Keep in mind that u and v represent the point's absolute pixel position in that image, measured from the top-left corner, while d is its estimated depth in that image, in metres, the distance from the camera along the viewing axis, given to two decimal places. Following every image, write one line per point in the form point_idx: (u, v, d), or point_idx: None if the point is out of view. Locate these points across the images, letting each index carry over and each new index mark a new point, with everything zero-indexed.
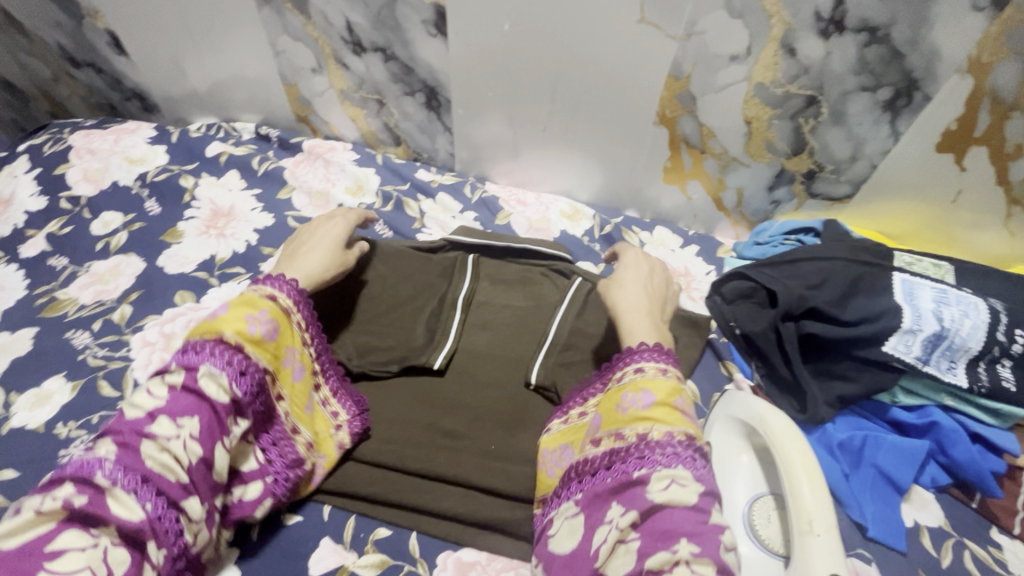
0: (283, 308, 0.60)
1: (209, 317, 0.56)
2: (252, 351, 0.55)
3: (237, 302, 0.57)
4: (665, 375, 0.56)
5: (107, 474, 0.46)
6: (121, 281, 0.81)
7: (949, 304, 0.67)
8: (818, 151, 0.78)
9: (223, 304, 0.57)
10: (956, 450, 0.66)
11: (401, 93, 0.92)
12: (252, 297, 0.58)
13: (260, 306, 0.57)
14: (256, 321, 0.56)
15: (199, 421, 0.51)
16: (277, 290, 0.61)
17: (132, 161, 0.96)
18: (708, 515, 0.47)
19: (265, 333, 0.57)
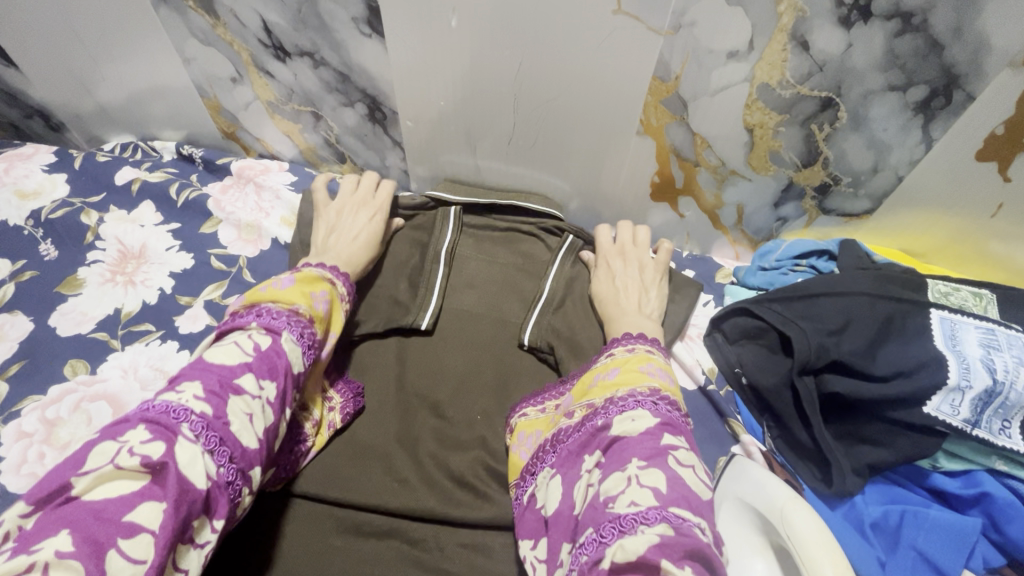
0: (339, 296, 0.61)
1: (276, 285, 0.55)
2: (318, 323, 0.55)
3: (301, 279, 0.57)
4: (631, 353, 0.58)
5: (192, 426, 0.40)
6: (2, 349, 0.67)
7: (1000, 351, 0.55)
8: (833, 162, 0.65)
9: (286, 277, 0.57)
10: (1012, 527, 0.54)
11: (339, 104, 0.77)
12: (314, 276, 0.59)
13: (320, 287, 0.59)
14: (320, 298, 0.57)
15: (276, 388, 0.47)
16: (332, 275, 0.62)
17: (25, 196, 0.81)
18: (660, 436, 0.46)
19: (327, 311, 0.57)
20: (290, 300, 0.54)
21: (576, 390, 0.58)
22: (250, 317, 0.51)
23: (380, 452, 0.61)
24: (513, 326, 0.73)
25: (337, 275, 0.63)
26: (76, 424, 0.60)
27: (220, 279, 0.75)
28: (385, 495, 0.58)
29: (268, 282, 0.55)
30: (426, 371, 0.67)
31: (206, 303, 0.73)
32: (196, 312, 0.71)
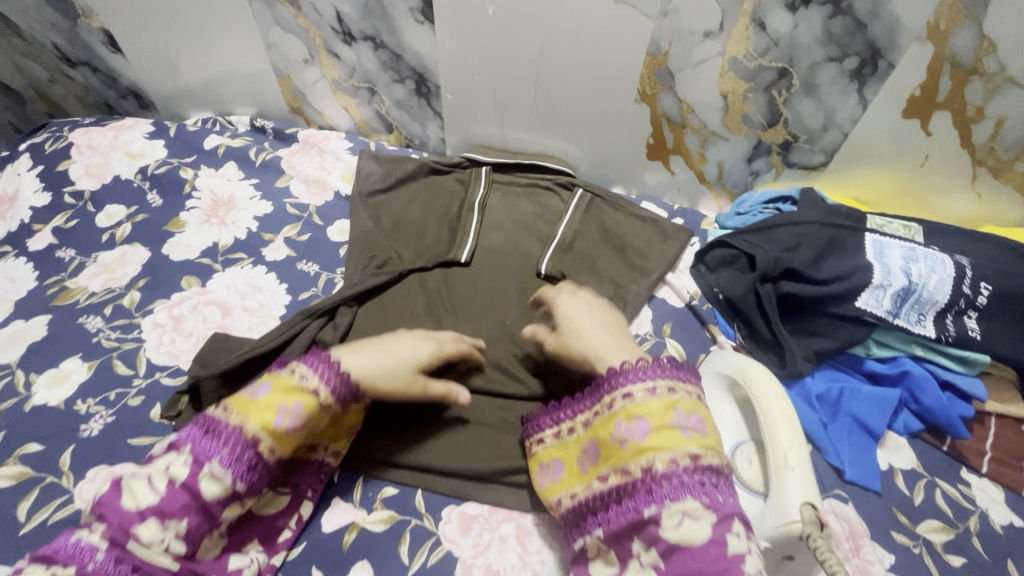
0: (325, 401, 0.53)
1: (249, 396, 0.52)
2: (273, 445, 0.52)
3: (277, 387, 0.52)
4: (654, 395, 0.51)
5: (97, 565, 0.46)
6: (128, 269, 0.84)
7: (918, 261, 0.71)
8: (792, 122, 0.82)
9: (266, 384, 0.53)
10: (926, 396, 0.70)
11: (392, 81, 0.95)
12: (287, 380, 0.52)
13: (295, 399, 0.52)
14: (286, 413, 0.51)
15: (187, 523, 0.49)
16: (317, 378, 0.53)
17: (132, 156, 0.99)
18: (729, 543, 0.44)
19: (291, 429, 0.52)
20: (245, 416, 0.51)
21: (598, 441, 0.54)
22: (188, 437, 0.51)
23: None
24: (533, 259, 0.86)
25: (324, 373, 0.53)
26: (196, 320, 0.76)
27: (294, 221, 0.92)
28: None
29: (251, 388, 0.53)
30: (458, 288, 0.83)
31: (285, 239, 0.89)
32: (278, 245, 0.88)
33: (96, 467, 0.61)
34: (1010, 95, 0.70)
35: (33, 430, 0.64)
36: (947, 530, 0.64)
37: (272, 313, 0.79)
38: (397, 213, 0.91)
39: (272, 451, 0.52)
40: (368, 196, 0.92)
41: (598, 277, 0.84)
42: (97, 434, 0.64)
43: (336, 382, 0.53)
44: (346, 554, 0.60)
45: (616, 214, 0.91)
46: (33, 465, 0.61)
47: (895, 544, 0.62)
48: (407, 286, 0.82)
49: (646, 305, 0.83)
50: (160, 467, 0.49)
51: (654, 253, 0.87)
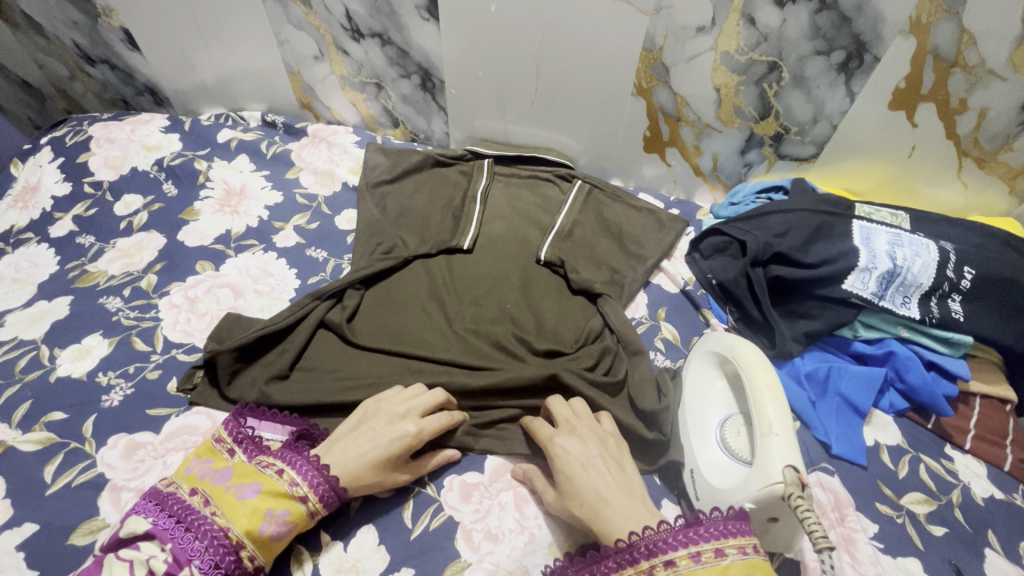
0: (310, 509, 0.56)
1: (234, 496, 0.54)
2: (256, 551, 0.53)
3: (265, 488, 0.56)
4: (699, 563, 0.48)
5: None
6: (145, 254, 0.87)
7: (902, 246, 0.74)
8: (782, 114, 0.85)
9: (254, 483, 0.56)
10: (911, 375, 0.72)
11: (398, 77, 0.99)
12: (277, 487, 0.56)
13: (285, 504, 0.55)
14: (274, 518, 0.54)
15: None
16: (307, 485, 0.56)
17: (150, 148, 1.03)
18: None
19: (275, 535, 0.54)
20: (231, 517, 0.53)
21: None
22: (168, 535, 0.51)
23: (432, 327, 0.78)
24: (533, 246, 0.90)
25: (312, 479, 0.57)
26: (211, 301, 0.80)
27: (304, 210, 0.96)
28: (431, 350, 0.76)
29: (235, 488, 0.55)
30: (459, 273, 0.86)
31: (295, 227, 0.93)
32: (288, 233, 0.92)
33: (118, 434, 0.65)
34: (992, 87, 0.72)
35: (57, 400, 0.68)
36: (930, 502, 0.66)
37: (282, 295, 0.83)
38: (403, 203, 0.94)
39: (252, 558, 0.53)
40: (375, 186, 0.95)
41: (596, 263, 0.87)
42: (118, 405, 0.68)
43: (325, 490, 0.57)
44: (351, 517, 0.62)
45: (614, 204, 0.95)
46: (58, 432, 0.65)
47: (878, 514, 0.65)
48: (412, 270, 0.85)
49: (642, 290, 0.86)
50: (139, 560, 0.50)
51: (649, 240, 0.90)
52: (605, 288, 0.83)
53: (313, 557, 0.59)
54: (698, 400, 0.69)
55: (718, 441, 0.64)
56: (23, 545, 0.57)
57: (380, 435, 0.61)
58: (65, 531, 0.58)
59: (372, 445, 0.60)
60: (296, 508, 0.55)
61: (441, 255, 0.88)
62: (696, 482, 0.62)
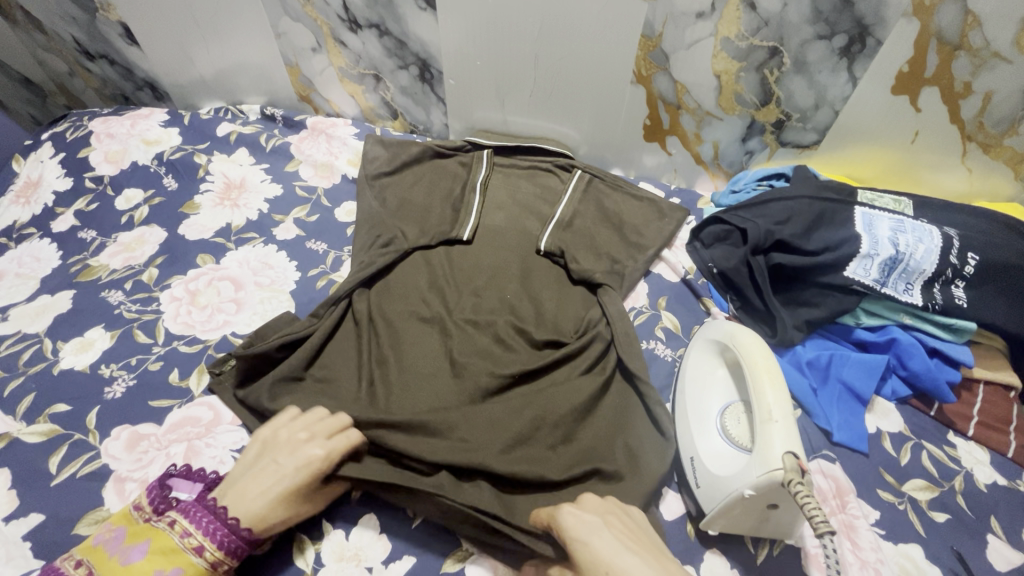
0: (208, 563, 0.53)
1: (119, 563, 0.52)
2: None
3: (153, 548, 0.53)
4: None
5: None
6: (147, 248, 0.88)
7: (905, 232, 0.73)
8: (783, 100, 0.84)
9: (143, 543, 0.53)
10: (913, 362, 0.72)
11: (396, 68, 0.99)
12: (168, 545, 0.53)
13: (178, 560, 0.52)
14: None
15: None
16: (201, 534, 0.54)
17: (149, 143, 1.03)
18: None
19: None
20: None
21: None
22: None
23: (431, 318, 0.78)
24: (533, 236, 0.89)
25: (207, 526, 0.54)
26: (211, 293, 0.80)
27: (304, 203, 0.95)
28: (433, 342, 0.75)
29: (121, 554, 0.53)
30: (458, 263, 0.86)
31: (295, 220, 0.93)
32: (288, 226, 0.92)
33: (121, 426, 0.66)
34: (996, 70, 0.71)
35: (61, 392, 0.68)
36: (932, 488, 0.66)
37: (283, 288, 0.83)
38: (402, 194, 0.94)
39: None
40: (374, 178, 0.95)
41: (597, 253, 0.87)
42: (120, 396, 0.68)
43: (224, 535, 0.54)
44: (353, 507, 0.63)
45: (614, 194, 0.94)
46: (62, 423, 0.65)
47: (880, 501, 0.65)
48: (412, 261, 0.85)
49: (642, 280, 0.86)
50: None
51: (649, 229, 0.90)
52: (605, 277, 0.82)
53: (315, 545, 0.60)
54: (699, 387, 0.68)
55: (718, 428, 0.63)
56: (29, 535, 0.57)
57: (284, 466, 0.57)
58: (70, 521, 0.58)
59: (278, 482, 0.56)
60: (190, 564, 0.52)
61: (441, 246, 0.88)
62: (695, 469, 0.62)
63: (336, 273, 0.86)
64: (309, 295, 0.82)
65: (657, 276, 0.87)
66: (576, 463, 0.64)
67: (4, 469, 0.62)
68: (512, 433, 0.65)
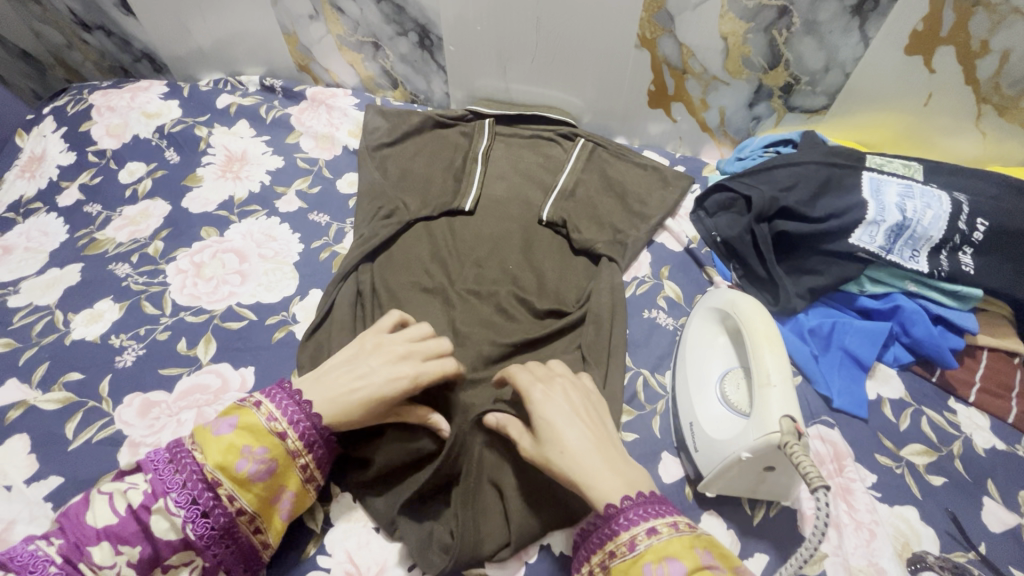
0: (290, 452, 0.53)
1: (213, 428, 0.52)
2: (234, 490, 0.51)
3: (280, 471, 0.53)
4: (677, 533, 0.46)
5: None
6: (152, 221, 0.88)
7: (913, 197, 0.72)
8: (792, 63, 0.82)
9: (272, 464, 0.52)
10: (916, 329, 0.72)
11: (395, 35, 0.97)
12: (258, 423, 0.52)
13: (302, 494, 0.55)
14: (286, 497, 0.54)
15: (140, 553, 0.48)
16: (285, 421, 0.53)
17: (150, 116, 1.03)
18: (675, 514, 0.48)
19: (253, 474, 0.51)
20: (206, 452, 0.50)
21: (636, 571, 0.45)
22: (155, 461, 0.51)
23: (433, 289, 0.79)
24: (535, 206, 0.89)
25: (292, 416, 0.54)
26: (216, 265, 0.81)
27: (305, 174, 0.95)
28: (435, 313, 0.76)
29: (216, 421, 0.53)
30: (460, 233, 0.86)
31: (297, 192, 0.93)
32: (290, 198, 0.92)
33: (132, 393, 0.67)
34: (1015, 27, 0.69)
35: (71, 361, 0.70)
36: (930, 453, 0.66)
37: (287, 260, 0.83)
38: (403, 164, 0.93)
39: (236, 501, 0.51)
40: (375, 149, 0.94)
41: (600, 222, 0.86)
42: (131, 365, 0.70)
43: (306, 426, 0.54)
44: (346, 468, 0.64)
45: (618, 163, 0.93)
46: (76, 391, 0.67)
47: (877, 464, 0.65)
48: (415, 234, 0.85)
49: (644, 249, 0.85)
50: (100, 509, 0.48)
51: (653, 198, 0.89)
52: (608, 247, 0.82)
53: (323, 507, 0.62)
54: (699, 356, 0.69)
55: (718, 395, 0.64)
56: (50, 496, 0.60)
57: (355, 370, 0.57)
58: (87, 484, 0.60)
59: (345, 389, 0.56)
60: (277, 450, 0.52)
61: (442, 217, 0.88)
62: (694, 434, 0.63)
63: (339, 245, 0.86)
64: (313, 266, 0.83)
65: (661, 246, 0.86)
66: None
67: (23, 435, 0.64)
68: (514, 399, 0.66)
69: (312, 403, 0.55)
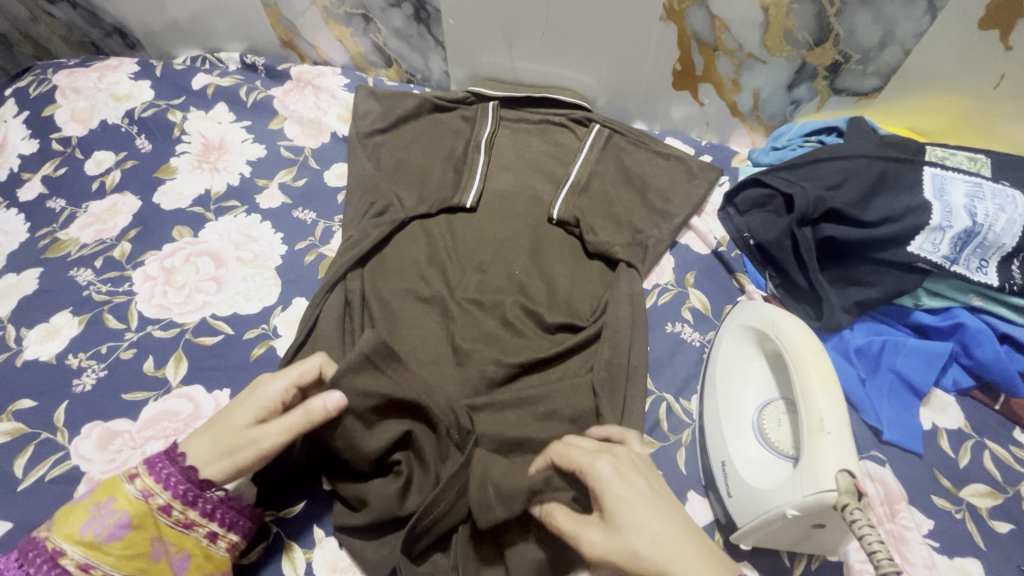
0: (144, 502, 0.47)
1: (72, 504, 0.48)
2: (89, 559, 0.45)
3: (136, 522, 0.46)
4: None
5: None
6: (119, 220, 0.80)
7: (984, 199, 0.62)
8: (843, 38, 0.71)
9: (124, 516, 0.46)
10: (981, 350, 0.63)
11: (387, 6, 0.86)
12: (112, 480, 0.48)
13: (186, 544, 0.48)
14: (166, 548, 0.47)
15: None
16: (144, 470, 0.48)
17: (119, 99, 0.93)
18: None
19: (102, 534, 0.45)
20: (58, 527, 0.46)
21: None
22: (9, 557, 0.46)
23: (431, 299, 0.70)
24: (544, 202, 0.79)
25: (155, 468, 0.48)
26: (189, 271, 0.73)
27: (289, 165, 0.86)
28: (432, 327, 0.68)
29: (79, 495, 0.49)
30: (461, 233, 0.77)
31: (280, 185, 0.84)
32: (273, 192, 0.83)
33: (92, 422, 0.60)
34: None
35: (25, 385, 0.63)
36: (995, 494, 0.58)
37: (268, 264, 0.75)
38: (397, 154, 0.83)
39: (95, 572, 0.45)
40: (366, 137, 0.84)
41: (617, 221, 0.76)
42: (91, 389, 0.62)
43: (161, 469, 0.48)
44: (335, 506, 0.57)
45: (637, 152, 0.83)
46: (28, 420, 0.60)
47: (934, 508, 0.57)
48: (410, 234, 0.76)
49: (667, 252, 0.76)
50: None
51: (677, 193, 0.79)
52: (626, 252, 0.73)
53: (307, 554, 0.55)
54: (731, 383, 0.60)
55: (755, 430, 0.56)
56: None
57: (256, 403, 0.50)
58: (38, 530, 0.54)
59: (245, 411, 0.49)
60: (127, 501, 0.46)
61: (441, 214, 0.79)
62: (727, 476, 0.55)
63: (326, 246, 0.77)
64: (296, 271, 0.74)
65: (686, 249, 0.77)
66: None
67: None
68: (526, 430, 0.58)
69: (203, 445, 0.48)
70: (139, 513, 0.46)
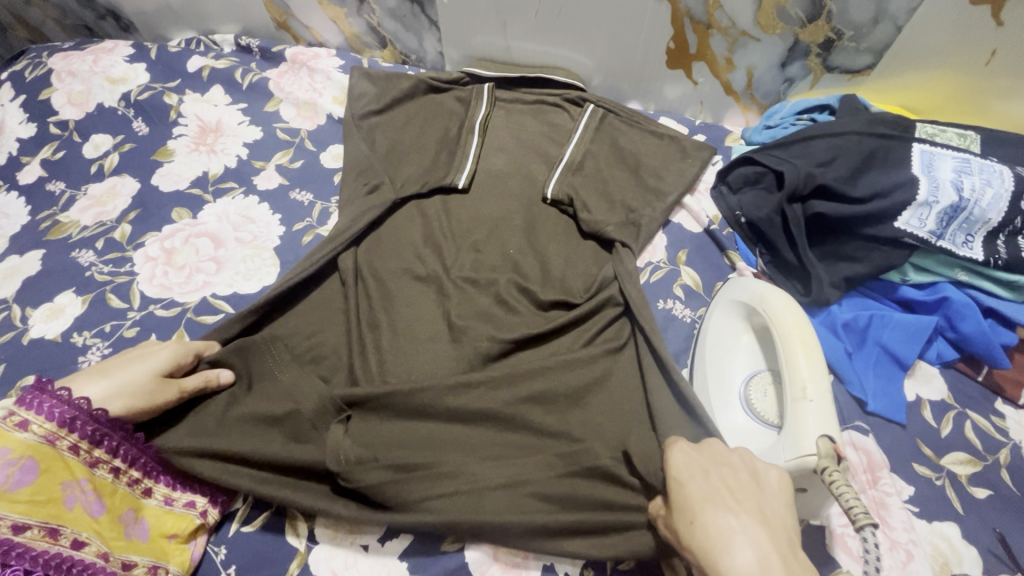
0: (50, 446, 0.47)
1: None
2: None
3: (44, 465, 0.47)
4: None
5: None
6: (118, 202, 0.81)
7: (971, 174, 0.63)
8: (836, 15, 0.71)
9: (30, 462, 0.46)
10: (965, 324, 0.64)
11: None
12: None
13: (99, 485, 0.50)
14: (80, 491, 0.48)
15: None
16: (44, 420, 0.47)
17: (114, 82, 0.94)
18: None
19: (8, 479, 0.45)
20: None
21: None
22: None
23: (427, 278, 0.71)
24: (539, 182, 0.80)
25: (62, 417, 0.48)
26: (188, 252, 0.74)
27: (286, 147, 0.87)
28: (428, 305, 0.69)
29: None
30: (456, 213, 0.78)
31: (277, 167, 0.84)
32: (270, 173, 0.83)
33: None
34: None
35: (31, 363, 0.64)
36: (975, 462, 0.60)
37: (266, 244, 0.76)
38: (393, 136, 0.84)
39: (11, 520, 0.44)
40: (361, 118, 0.84)
41: (611, 200, 0.77)
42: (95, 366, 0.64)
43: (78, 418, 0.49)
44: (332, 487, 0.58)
45: (631, 131, 0.83)
46: None
47: (915, 476, 0.59)
48: (406, 215, 0.77)
49: (659, 231, 0.77)
50: None
51: (670, 172, 0.79)
52: (619, 231, 0.73)
53: (308, 522, 0.56)
54: (721, 356, 0.63)
55: (742, 401, 0.59)
56: None
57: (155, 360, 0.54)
58: None
59: (142, 366, 0.53)
60: (34, 447, 0.47)
61: (435, 195, 0.79)
62: None
63: (323, 227, 0.78)
64: (294, 252, 0.76)
65: (679, 228, 0.78)
66: (587, 436, 0.58)
67: None
68: (520, 403, 0.60)
69: (100, 390, 0.51)
70: (46, 457, 0.47)
